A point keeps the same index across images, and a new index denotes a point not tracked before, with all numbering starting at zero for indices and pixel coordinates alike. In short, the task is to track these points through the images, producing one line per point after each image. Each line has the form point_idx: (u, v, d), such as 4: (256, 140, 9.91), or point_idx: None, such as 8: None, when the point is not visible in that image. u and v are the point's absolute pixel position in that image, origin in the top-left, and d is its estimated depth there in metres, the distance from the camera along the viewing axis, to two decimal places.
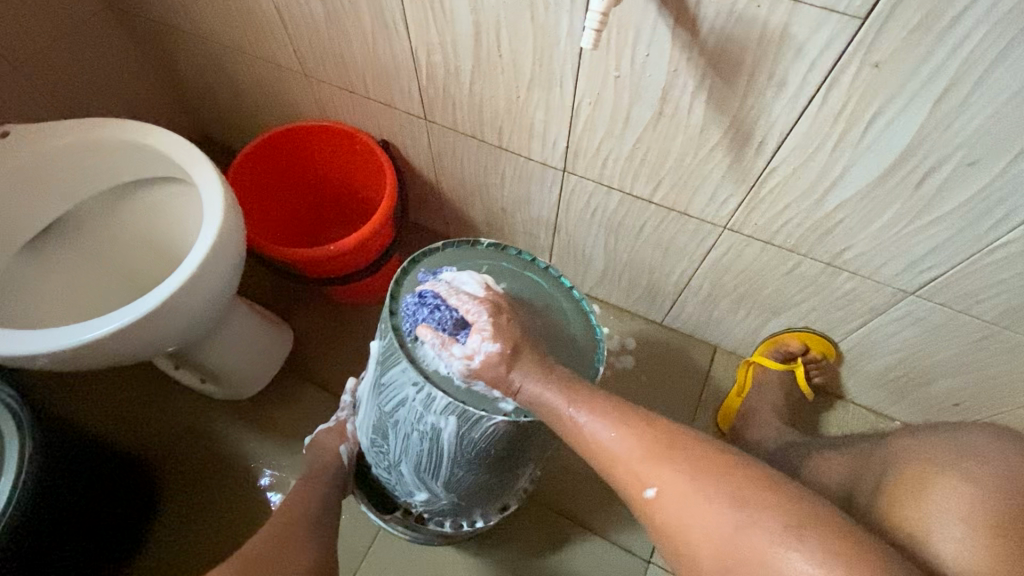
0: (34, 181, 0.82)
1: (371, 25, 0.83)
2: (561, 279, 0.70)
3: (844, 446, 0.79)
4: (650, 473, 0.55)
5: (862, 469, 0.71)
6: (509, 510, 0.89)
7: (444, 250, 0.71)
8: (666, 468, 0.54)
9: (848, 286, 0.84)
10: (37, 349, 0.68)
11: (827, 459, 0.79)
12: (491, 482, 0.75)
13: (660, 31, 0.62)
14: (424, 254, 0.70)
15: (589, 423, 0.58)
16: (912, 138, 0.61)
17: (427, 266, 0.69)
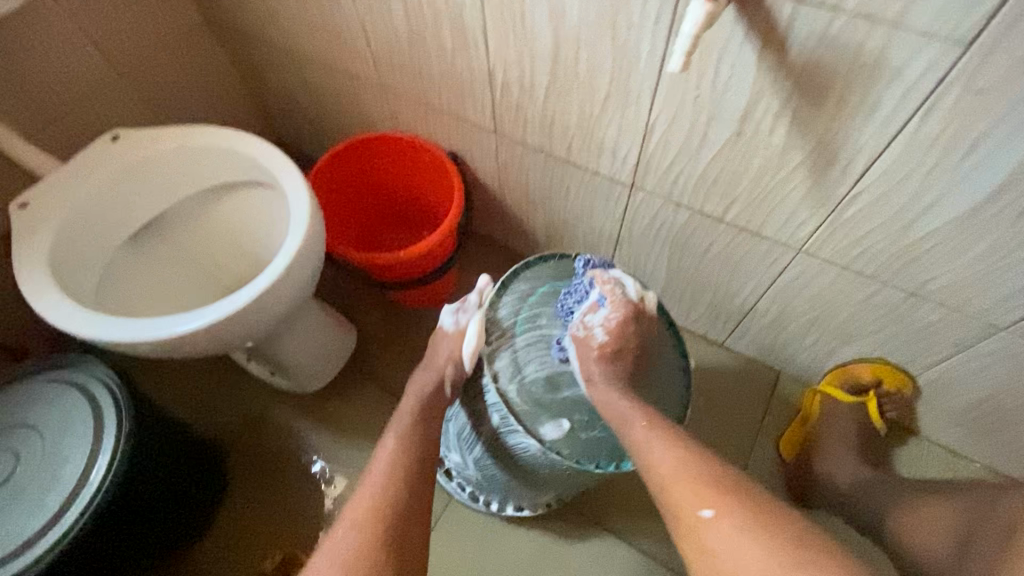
0: (139, 183, 0.90)
1: (451, 42, 0.86)
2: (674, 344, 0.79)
3: (957, 490, 0.78)
4: (706, 501, 0.58)
5: (978, 521, 0.71)
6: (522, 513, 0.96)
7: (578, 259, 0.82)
8: (715, 497, 0.58)
9: (930, 317, 0.80)
10: (137, 337, 0.74)
11: (929, 506, 0.79)
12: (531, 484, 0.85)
13: (746, 52, 0.62)
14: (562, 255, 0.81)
15: (648, 444, 0.64)
16: (1016, 166, 0.58)
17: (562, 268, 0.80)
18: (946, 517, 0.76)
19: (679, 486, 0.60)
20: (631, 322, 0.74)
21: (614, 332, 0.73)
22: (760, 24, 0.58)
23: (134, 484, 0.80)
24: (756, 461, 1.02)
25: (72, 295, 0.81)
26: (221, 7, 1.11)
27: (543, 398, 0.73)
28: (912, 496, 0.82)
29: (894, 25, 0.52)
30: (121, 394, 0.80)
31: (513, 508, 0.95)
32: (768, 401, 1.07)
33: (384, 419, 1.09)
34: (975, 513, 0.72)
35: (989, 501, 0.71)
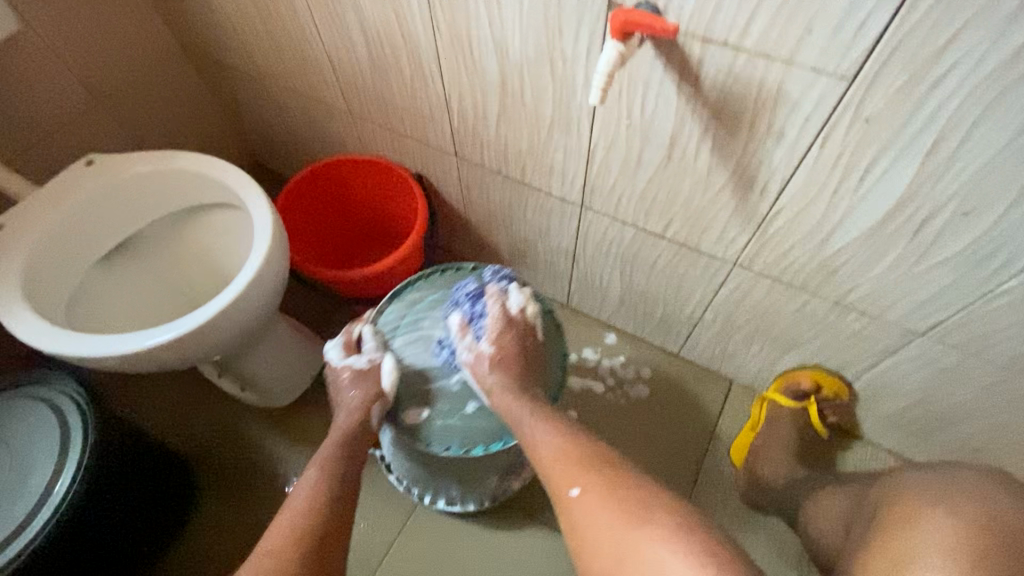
0: (112, 205, 0.94)
1: (410, 73, 0.92)
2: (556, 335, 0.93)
3: (845, 482, 0.86)
4: (574, 478, 0.67)
5: (856, 508, 0.78)
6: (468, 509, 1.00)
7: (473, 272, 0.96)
8: (587, 477, 0.66)
9: (857, 325, 0.86)
10: (104, 352, 0.78)
11: (825, 497, 0.87)
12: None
13: (667, 84, 0.68)
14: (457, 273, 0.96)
15: (536, 429, 0.75)
16: (907, 186, 0.64)
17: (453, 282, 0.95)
18: (837, 508, 0.84)
19: (558, 467, 0.69)
20: (509, 329, 0.86)
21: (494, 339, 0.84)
22: (675, 60, 0.65)
23: (98, 496, 0.82)
24: (708, 466, 1.07)
25: (43, 313, 0.85)
26: (196, 38, 1.16)
27: (414, 387, 0.87)
28: (816, 492, 0.91)
29: (786, 63, 0.59)
30: (89, 407, 0.83)
31: (445, 501, 1.01)
32: (721, 408, 1.12)
33: None
34: (854, 501, 0.80)
35: (865, 491, 0.79)
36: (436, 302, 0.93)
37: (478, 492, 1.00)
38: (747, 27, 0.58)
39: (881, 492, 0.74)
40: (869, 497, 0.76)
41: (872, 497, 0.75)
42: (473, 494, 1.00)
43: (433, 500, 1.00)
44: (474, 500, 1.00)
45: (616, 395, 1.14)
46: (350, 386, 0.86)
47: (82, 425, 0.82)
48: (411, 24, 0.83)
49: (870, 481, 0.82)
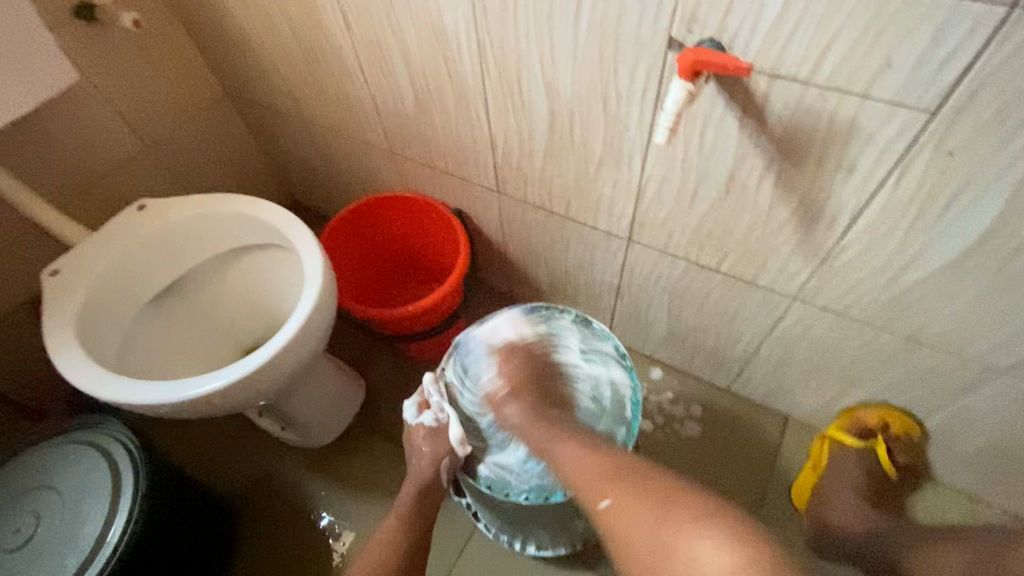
0: (163, 249, 0.95)
1: (454, 112, 0.92)
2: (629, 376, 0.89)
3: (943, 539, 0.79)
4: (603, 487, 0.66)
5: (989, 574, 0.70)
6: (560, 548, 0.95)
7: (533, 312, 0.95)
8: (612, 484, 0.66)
9: (930, 362, 0.81)
10: (157, 400, 0.77)
11: (930, 554, 0.78)
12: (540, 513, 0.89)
13: (728, 120, 0.66)
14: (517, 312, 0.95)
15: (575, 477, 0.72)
16: (993, 220, 0.61)
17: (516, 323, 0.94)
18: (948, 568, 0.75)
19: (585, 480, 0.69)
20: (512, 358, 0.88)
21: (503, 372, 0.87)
22: (739, 96, 0.63)
23: (147, 544, 0.80)
24: (768, 509, 1.02)
25: (97, 358, 0.85)
26: (242, 84, 1.20)
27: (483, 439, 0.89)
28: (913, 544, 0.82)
29: (861, 96, 0.57)
30: (140, 454, 0.83)
31: (534, 547, 0.95)
32: (777, 446, 1.07)
33: (393, 472, 1.09)
34: (982, 558, 0.73)
35: (993, 551, 0.72)
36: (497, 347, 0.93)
37: (566, 534, 0.94)
38: (819, 62, 0.56)
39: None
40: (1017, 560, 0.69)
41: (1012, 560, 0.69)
42: (562, 537, 0.94)
43: (522, 546, 0.95)
44: (565, 543, 0.94)
45: (666, 434, 1.09)
46: (422, 444, 0.85)
47: (133, 471, 0.81)
48: (459, 66, 0.83)
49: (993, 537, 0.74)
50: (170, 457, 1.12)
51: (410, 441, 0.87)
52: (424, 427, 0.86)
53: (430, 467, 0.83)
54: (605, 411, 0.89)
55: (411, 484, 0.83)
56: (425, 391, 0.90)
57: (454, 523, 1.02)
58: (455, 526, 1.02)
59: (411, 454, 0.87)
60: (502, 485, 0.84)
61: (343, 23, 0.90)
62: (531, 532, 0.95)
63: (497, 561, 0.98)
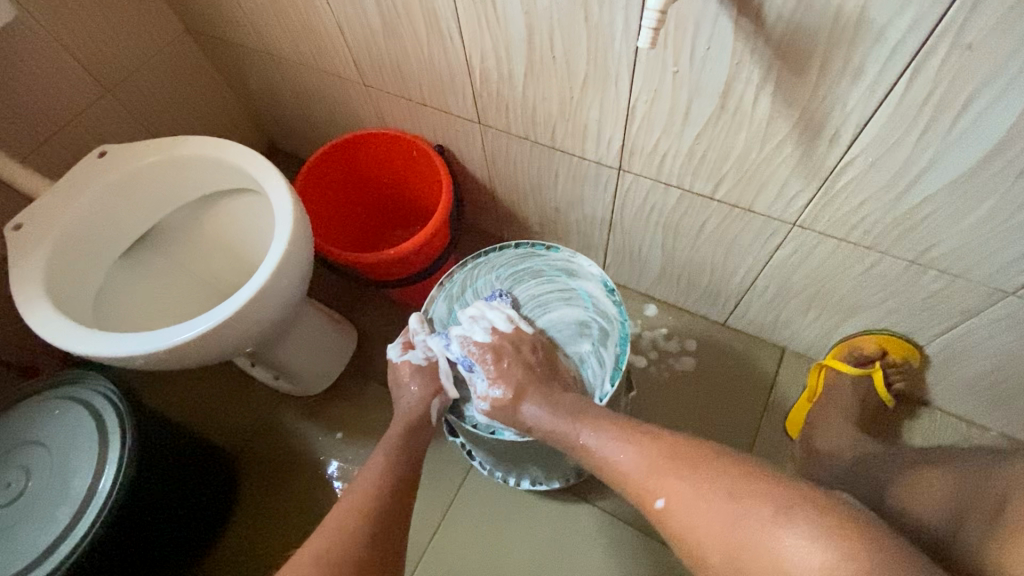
0: (127, 198, 0.91)
1: (426, 34, 0.84)
2: (618, 311, 0.84)
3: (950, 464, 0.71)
4: (656, 486, 0.59)
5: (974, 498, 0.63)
6: (556, 481, 0.95)
7: (517, 248, 0.91)
8: (673, 480, 0.58)
9: (935, 285, 0.77)
10: (133, 351, 0.75)
11: (920, 478, 0.72)
12: (531, 448, 0.89)
13: (722, 23, 0.59)
14: (500, 250, 0.92)
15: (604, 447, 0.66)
16: (1013, 125, 0.55)
17: (500, 261, 0.91)
18: (930, 496, 0.69)
19: (636, 478, 0.62)
20: (506, 356, 0.80)
21: (497, 369, 0.79)
22: None
23: (140, 491, 0.81)
24: (763, 440, 1.01)
25: (70, 313, 0.82)
26: (200, 15, 1.10)
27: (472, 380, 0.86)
28: (911, 469, 0.74)
29: None
30: (122, 405, 0.82)
31: (529, 482, 0.96)
32: (774, 379, 1.06)
33: (388, 416, 1.09)
34: (972, 480, 0.65)
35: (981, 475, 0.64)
36: (481, 286, 0.90)
37: (561, 469, 0.94)
38: None
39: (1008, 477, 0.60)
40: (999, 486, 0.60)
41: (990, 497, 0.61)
42: (556, 473, 0.95)
43: (517, 481, 0.96)
44: (560, 478, 0.95)
45: (660, 369, 1.08)
46: (410, 382, 0.84)
47: (118, 423, 0.81)
48: None
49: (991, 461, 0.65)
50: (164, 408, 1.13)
51: (398, 379, 0.86)
52: (411, 363, 0.85)
53: (422, 403, 0.82)
54: (591, 342, 0.85)
55: (400, 420, 0.82)
56: (411, 330, 0.88)
57: (449, 463, 1.03)
58: (450, 466, 1.03)
59: (399, 393, 0.85)
60: (488, 423, 0.83)
61: None
62: (524, 469, 0.95)
63: (493, 498, 1.00)
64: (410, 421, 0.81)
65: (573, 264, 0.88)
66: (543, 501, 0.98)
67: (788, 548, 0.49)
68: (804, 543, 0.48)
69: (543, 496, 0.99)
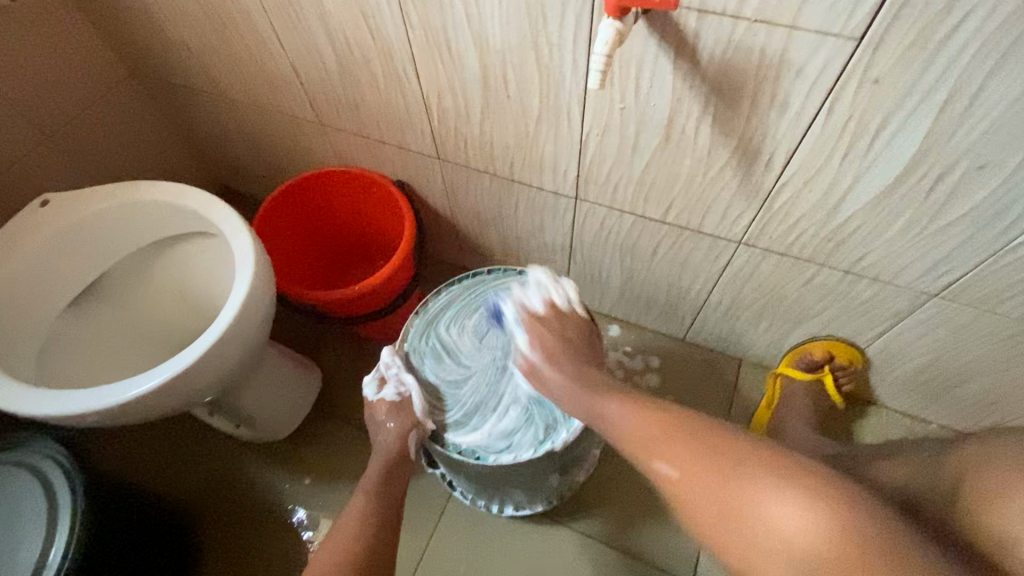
0: (72, 247, 0.87)
1: (383, 75, 0.87)
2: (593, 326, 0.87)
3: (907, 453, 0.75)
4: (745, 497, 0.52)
5: (921, 481, 0.66)
6: (539, 504, 0.97)
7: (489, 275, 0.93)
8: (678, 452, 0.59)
9: (869, 292, 0.84)
10: (85, 408, 0.71)
11: (883, 467, 0.75)
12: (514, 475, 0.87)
13: (662, 63, 0.65)
14: (473, 276, 0.93)
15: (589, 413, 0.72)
16: (919, 146, 0.62)
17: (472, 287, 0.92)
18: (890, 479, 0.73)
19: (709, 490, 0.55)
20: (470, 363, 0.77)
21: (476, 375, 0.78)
22: (670, 36, 0.61)
23: (95, 561, 0.76)
24: None
25: (12, 372, 0.78)
26: (148, 60, 1.09)
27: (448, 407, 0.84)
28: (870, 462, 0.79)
29: (789, 28, 0.56)
30: (72, 468, 0.78)
31: (513, 507, 0.97)
32: (734, 389, 1.11)
33: (359, 455, 1.07)
34: (925, 467, 0.68)
35: (934, 460, 0.67)
36: (456, 313, 0.91)
37: (542, 494, 0.95)
38: None
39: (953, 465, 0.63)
40: (948, 469, 0.63)
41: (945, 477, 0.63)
42: (539, 496, 0.96)
43: (501, 508, 0.97)
44: (542, 501, 0.97)
45: (627, 388, 1.11)
46: (387, 418, 0.83)
47: (69, 486, 0.76)
48: (381, 24, 0.78)
49: (937, 452, 0.69)
50: (115, 468, 1.06)
51: (374, 417, 0.85)
52: (386, 402, 0.84)
53: (398, 436, 0.82)
54: None
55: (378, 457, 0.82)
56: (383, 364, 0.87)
57: (425, 500, 1.01)
58: (428, 503, 1.01)
59: (377, 430, 0.84)
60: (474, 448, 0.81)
61: None
62: (506, 495, 0.95)
63: (473, 531, 0.98)
64: (390, 455, 0.81)
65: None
66: (523, 531, 0.98)
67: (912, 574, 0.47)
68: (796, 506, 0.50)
69: (523, 524, 0.98)
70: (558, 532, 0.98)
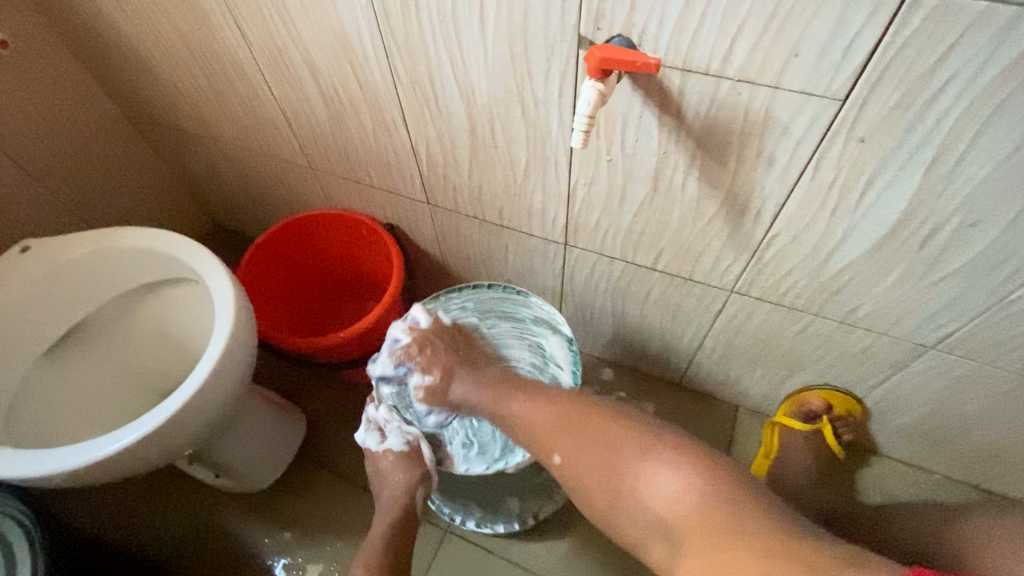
0: (51, 294, 0.85)
1: (371, 123, 0.87)
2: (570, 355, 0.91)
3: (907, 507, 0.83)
4: (553, 445, 0.70)
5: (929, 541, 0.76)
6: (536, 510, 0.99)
7: (489, 290, 0.96)
8: (563, 436, 0.69)
9: (864, 342, 0.82)
10: (51, 469, 0.68)
11: (890, 521, 0.83)
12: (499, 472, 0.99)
13: (646, 118, 0.64)
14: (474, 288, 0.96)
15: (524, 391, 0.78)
16: (908, 203, 0.61)
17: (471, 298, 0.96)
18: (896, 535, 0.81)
19: (538, 433, 0.71)
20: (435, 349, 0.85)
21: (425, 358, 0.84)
22: (655, 93, 0.61)
23: None
24: None
25: None
26: (140, 104, 1.09)
27: (435, 442, 0.89)
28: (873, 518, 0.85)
29: (773, 88, 0.56)
30: (34, 533, 0.75)
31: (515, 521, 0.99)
32: (731, 436, 1.08)
33: (343, 508, 1.03)
34: (928, 527, 0.77)
35: (935, 522, 0.77)
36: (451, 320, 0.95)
37: (535, 497, 1.00)
38: (727, 55, 0.55)
39: (963, 534, 0.71)
40: (949, 534, 0.74)
41: (951, 537, 0.73)
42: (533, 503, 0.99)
43: (503, 525, 0.99)
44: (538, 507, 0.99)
45: None
46: (392, 472, 0.84)
47: (30, 554, 0.74)
48: (369, 75, 0.78)
49: (938, 512, 0.78)
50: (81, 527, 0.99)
51: (379, 468, 0.85)
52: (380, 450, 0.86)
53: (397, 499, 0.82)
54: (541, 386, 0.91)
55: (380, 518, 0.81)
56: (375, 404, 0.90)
57: (417, 556, 1.00)
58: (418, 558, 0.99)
59: (382, 486, 0.85)
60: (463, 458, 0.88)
61: (239, 33, 0.82)
62: (505, 507, 1.00)
63: None
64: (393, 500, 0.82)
65: (545, 313, 0.94)
66: (509, 547, 1.00)
67: (654, 475, 0.61)
68: (659, 478, 0.61)
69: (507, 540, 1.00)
70: (540, 546, 0.99)
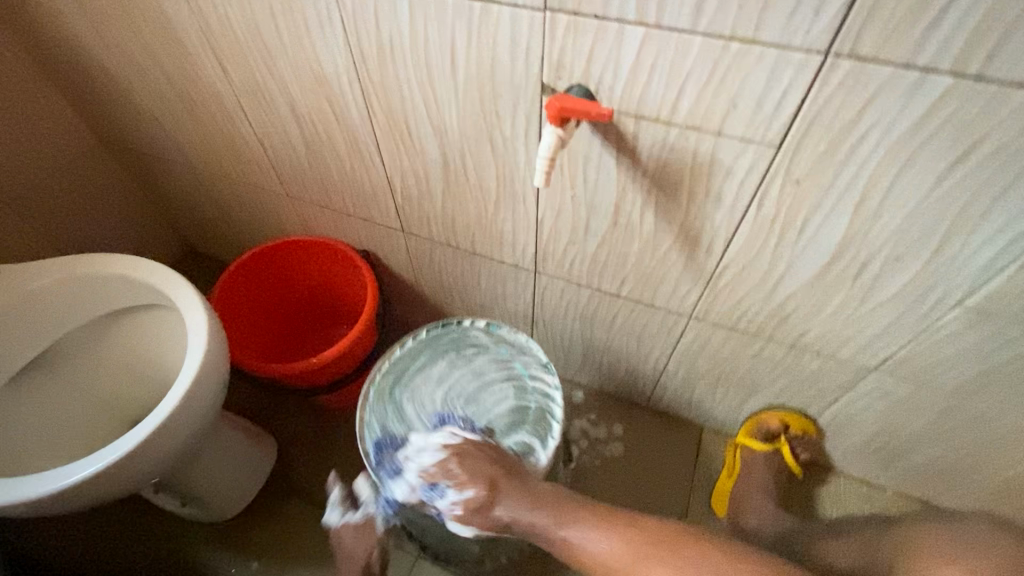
0: (20, 320, 0.84)
1: (348, 155, 0.90)
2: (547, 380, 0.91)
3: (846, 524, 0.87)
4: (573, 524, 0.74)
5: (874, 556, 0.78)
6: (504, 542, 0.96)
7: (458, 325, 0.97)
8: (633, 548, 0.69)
9: (813, 365, 0.87)
10: (15, 498, 0.68)
11: (836, 539, 0.85)
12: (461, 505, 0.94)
13: (606, 158, 0.69)
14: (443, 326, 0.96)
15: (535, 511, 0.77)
16: (842, 237, 0.67)
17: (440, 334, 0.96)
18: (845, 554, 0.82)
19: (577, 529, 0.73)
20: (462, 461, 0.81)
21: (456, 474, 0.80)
22: (612, 136, 0.66)
23: None
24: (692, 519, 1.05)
25: None
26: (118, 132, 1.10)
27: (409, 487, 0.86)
28: (819, 538, 0.88)
29: (716, 135, 0.61)
30: None
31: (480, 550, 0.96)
32: (695, 456, 1.12)
33: (316, 532, 1.03)
34: (871, 544, 0.79)
35: (874, 541, 0.79)
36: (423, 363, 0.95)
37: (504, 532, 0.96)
38: (675, 104, 0.60)
39: (895, 551, 0.74)
40: (886, 548, 0.77)
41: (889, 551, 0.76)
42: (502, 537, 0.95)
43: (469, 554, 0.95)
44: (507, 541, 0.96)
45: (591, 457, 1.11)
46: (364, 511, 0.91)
47: None
48: (347, 112, 0.82)
49: (876, 527, 0.82)
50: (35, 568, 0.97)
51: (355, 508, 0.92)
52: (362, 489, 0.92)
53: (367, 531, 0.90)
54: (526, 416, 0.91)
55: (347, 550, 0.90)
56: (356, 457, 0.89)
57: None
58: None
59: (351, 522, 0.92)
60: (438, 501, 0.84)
61: (220, 69, 0.85)
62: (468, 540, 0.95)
63: None
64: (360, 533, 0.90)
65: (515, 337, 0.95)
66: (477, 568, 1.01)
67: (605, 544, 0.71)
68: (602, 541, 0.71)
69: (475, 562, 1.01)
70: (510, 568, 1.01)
